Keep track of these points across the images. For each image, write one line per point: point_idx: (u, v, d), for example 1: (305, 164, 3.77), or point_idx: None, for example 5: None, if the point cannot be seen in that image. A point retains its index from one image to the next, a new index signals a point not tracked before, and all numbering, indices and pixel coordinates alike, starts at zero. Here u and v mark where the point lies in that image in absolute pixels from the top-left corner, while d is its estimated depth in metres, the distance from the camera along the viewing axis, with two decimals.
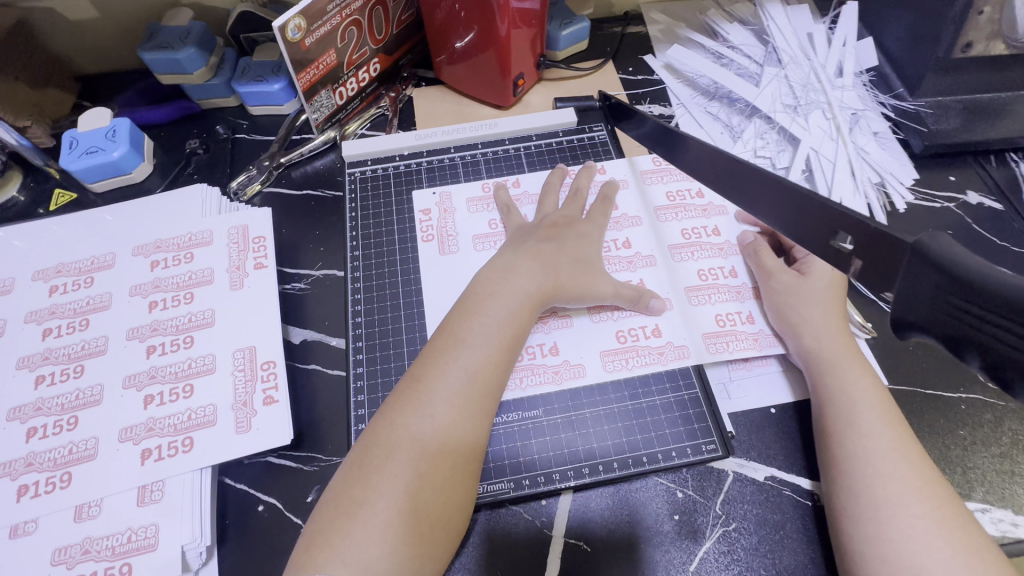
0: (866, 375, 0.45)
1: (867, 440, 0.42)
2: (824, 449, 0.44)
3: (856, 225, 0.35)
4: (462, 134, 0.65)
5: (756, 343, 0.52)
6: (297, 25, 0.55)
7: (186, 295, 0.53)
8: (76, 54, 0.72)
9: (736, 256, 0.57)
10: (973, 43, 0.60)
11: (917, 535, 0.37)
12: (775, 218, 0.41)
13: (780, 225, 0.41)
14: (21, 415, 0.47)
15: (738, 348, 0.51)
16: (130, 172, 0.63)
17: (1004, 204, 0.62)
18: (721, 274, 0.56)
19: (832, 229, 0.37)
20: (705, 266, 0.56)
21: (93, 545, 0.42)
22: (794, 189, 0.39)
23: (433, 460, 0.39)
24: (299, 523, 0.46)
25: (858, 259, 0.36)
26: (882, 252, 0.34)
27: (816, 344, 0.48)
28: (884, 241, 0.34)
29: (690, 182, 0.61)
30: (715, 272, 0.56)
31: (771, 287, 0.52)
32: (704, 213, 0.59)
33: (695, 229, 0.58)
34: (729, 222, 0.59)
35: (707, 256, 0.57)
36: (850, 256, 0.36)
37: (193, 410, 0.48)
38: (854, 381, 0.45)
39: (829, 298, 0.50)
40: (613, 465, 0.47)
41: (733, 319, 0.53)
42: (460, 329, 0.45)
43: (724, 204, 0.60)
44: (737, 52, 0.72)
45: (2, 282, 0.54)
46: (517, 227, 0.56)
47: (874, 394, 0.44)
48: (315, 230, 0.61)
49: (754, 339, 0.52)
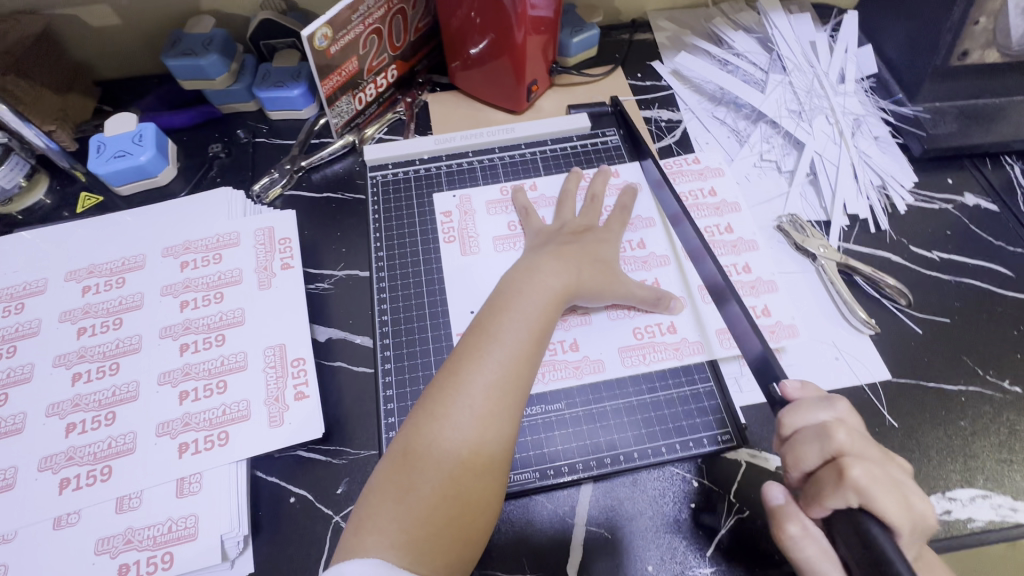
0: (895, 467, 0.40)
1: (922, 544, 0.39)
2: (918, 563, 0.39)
3: None
4: (479, 139, 0.67)
5: (773, 334, 0.55)
6: (324, 34, 0.57)
7: (216, 295, 0.55)
8: (99, 60, 0.74)
9: (749, 253, 0.60)
10: (969, 51, 0.63)
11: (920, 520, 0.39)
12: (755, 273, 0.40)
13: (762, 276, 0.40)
14: (60, 411, 0.49)
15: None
16: (156, 175, 0.65)
17: (999, 205, 0.65)
18: (736, 270, 0.59)
19: None
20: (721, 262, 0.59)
21: (135, 535, 0.44)
22: None
23: (472, 448, 0.41)
24: (330, 514, 0.47)
25: None
26: None
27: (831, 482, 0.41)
28: None
29: (703, 180, 0.65)
30: (730, 268, 0.59)
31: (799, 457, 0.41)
32: (717, 211, 0.62)
33: (710, 227, 0.61)
34: (742, 218, 0.62)
35: (723, 252, 0.60)
36: None
37: (228, 405, 0.50)
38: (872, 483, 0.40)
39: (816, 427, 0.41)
40: (633, 456, 0.49)
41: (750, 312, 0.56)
42: (491, 325, 0.46)
43: (738, 200, 0.63)
44: (742, 59, 0.75)
45: (35, 283, 0.56)
46: (537, 230, 0.58)
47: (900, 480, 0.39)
48: (337, 231, 0.63)
49: (771, 331, 0.55)
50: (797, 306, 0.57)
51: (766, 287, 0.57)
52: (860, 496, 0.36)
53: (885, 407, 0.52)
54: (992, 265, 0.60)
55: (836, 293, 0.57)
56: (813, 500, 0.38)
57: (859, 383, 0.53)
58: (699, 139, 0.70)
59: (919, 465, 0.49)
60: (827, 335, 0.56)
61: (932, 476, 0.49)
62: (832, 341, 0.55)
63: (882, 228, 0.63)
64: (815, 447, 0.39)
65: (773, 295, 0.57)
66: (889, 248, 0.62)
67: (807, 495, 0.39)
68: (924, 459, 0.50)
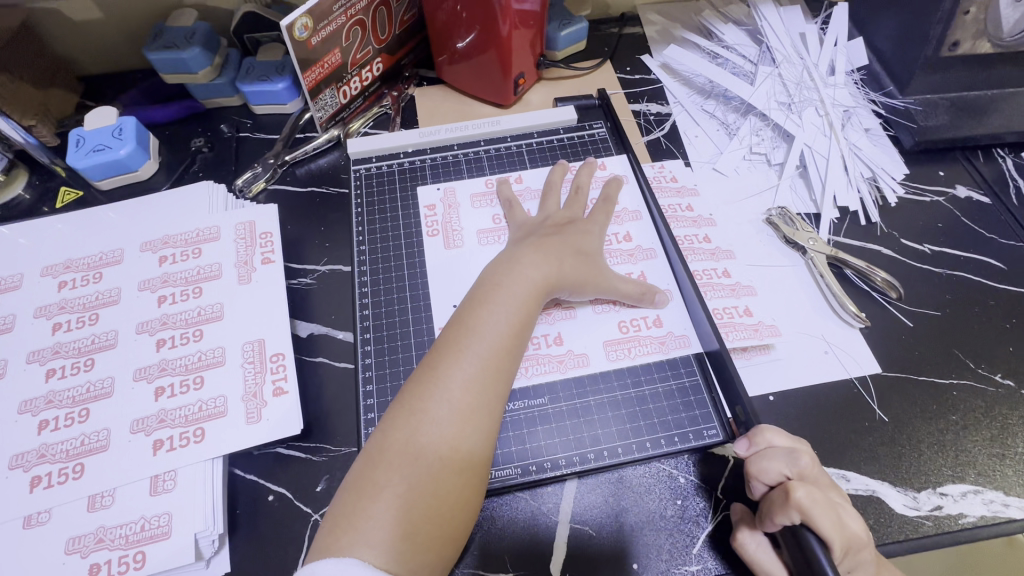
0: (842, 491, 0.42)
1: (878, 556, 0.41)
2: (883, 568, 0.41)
3: None
4: (465, 132, 0.66)
5: (756, 332, 0.53)
6: (304, 24, 0.56)
7: (195, 290, 0.54)
8: (80, 55, 0.73)
9: (728, 260, 0.58)
10: (960, 42, 0.62)
11: None
12: None
13: None
14: (33, 408, 0.48)
15: (738, 336, 0.53)
16: (136, 169, 0.64)
17: (991, 198, 0.64)
18: (715, 274, 0.57)
19: None
20: (699, 268, 0.58)
21: (107, 534, 0.43)
22: None
23: (451, 444, 0.40)
24: (309, 512, 0.46)
25: None
26: None
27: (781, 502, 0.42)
28: None
29: (681, 196, 0.63)
30: (709, 273, 0.57)
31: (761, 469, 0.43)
32: (695, 224, 0.61)
33: (688, 236, 0.60)
34: (720, 231, 0.60)
35: (701, 260, 0.58)
36: None
37: (204, 401, 0.49)
38: None
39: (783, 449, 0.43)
40: (618, 451, 0.48)
41: (730, 312, 0.55)
42: (470, 319, 0.46)
43: (713, 215, 0.62)
44: (732, 52, 0.74)
45: (11, 278, 0.55)
46: (521, 223, 0.57)
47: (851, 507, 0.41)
48: (321, 225, 0.62)
49: (754, 330, 0.54)
50: (785, 300, 0.56)
51: (747, 291, 0.56)
52: (803, 515, 0.38)
53: (874, 401, 0.51)
54: (983, 258, 0.59)
55: (826, 287, 0.56)
56: (766, 516, 0.41)
57: (849, 377, 0.52)
58: (688, 132, 0.69)
59: (909, 460, 0.48)
60: (816, 329, 0.55)
61: (922, 472, 0.48)
62: (821, 335, 0.54)
63: (872, 220, 0.62)
64: (778, 464, 0.42)
65: (755, 296, 0.56)
66: (880, 241, 0.61)
67: (762, 509, 0.41)
68: (914, 453, 0.49)
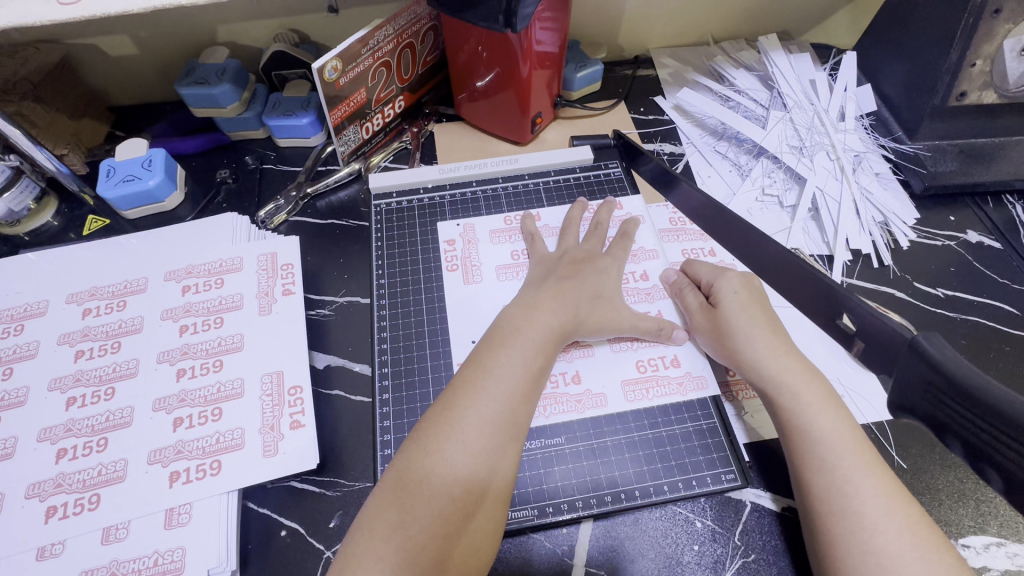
0: (810, 384, 0.47)
1: (816, 435, 0.44)
2: (801, 479, 0.43)
3: (835, 300, 0.44)
4: (484, 169, 0.68)
5: None
6: (334, 66, 0.59)
7: (216, 320, 0.55)
8: (113, 87, 0.76)
9: None
10: (967, 92, 0.64)
11: (811, 403, 0.45)
12: (796, 289, 0.48)
13: (797, 291, 0.48)
14: (51, 436, 0.48)
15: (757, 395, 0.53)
16: (163, 200, 0.65)
17: (1003, 243, 0.65)
18: None
19: (837, 310, 0.44)
20: None
21: (120, 568, 0.43)
22: (801, 265, 0.46)
23: (465, 485, 0.40)
24: (321, 549, 0.46)
25: (860, 340, 0.43)
26: (826, 301, 0.45)
27: (741, 341, 0.50)
28: (830, 293, 0.44)
29: (704, 240, 0.63)
30: None
31: (714, 312, 0.53)
32: None
33: None
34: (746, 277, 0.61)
35: None
36: (854, 335, 0.43)
37: (222, 433, 0.49)
38: (775, 366, 0.48)
39: (747, 312, 0.52)
40: (635, 494, 0.48)
41: None
42: (488, 360, 0.46)
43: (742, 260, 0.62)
44: (743, 96, 0.76)
45: (36, 305, 0.56)
46: (540, 258, 0.58)
47: (822, 400, 0.46)
48: (340, 257, 0.63)
49: None
50: (802, 343, 0.56)
51: None
52: (745, 340, 0.50)
53: (893, 448, 0.51)
54: (997, 303, 0.60)
55: None
56: (722, 321, 0.52)
57: (867, 424, 0.52)
58: (701, 172, 0.71)
59: (930, 509, 0.48)
60: (833, 372, 0.54)
61: (944, 522, 0.47)
62: (839, 379, 0.54)
63: (885, 263, 0.63)
64: (727, 290, 0.54)
65: None
66: (894, 284, 0.62)
67: (716, 315, 0.53)
68: (935, 501, 0.48)
